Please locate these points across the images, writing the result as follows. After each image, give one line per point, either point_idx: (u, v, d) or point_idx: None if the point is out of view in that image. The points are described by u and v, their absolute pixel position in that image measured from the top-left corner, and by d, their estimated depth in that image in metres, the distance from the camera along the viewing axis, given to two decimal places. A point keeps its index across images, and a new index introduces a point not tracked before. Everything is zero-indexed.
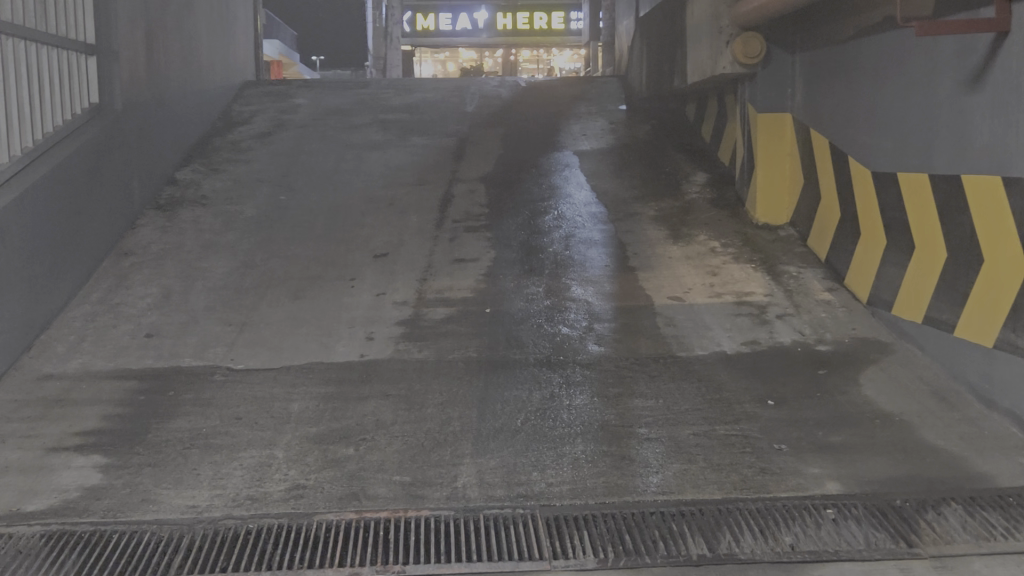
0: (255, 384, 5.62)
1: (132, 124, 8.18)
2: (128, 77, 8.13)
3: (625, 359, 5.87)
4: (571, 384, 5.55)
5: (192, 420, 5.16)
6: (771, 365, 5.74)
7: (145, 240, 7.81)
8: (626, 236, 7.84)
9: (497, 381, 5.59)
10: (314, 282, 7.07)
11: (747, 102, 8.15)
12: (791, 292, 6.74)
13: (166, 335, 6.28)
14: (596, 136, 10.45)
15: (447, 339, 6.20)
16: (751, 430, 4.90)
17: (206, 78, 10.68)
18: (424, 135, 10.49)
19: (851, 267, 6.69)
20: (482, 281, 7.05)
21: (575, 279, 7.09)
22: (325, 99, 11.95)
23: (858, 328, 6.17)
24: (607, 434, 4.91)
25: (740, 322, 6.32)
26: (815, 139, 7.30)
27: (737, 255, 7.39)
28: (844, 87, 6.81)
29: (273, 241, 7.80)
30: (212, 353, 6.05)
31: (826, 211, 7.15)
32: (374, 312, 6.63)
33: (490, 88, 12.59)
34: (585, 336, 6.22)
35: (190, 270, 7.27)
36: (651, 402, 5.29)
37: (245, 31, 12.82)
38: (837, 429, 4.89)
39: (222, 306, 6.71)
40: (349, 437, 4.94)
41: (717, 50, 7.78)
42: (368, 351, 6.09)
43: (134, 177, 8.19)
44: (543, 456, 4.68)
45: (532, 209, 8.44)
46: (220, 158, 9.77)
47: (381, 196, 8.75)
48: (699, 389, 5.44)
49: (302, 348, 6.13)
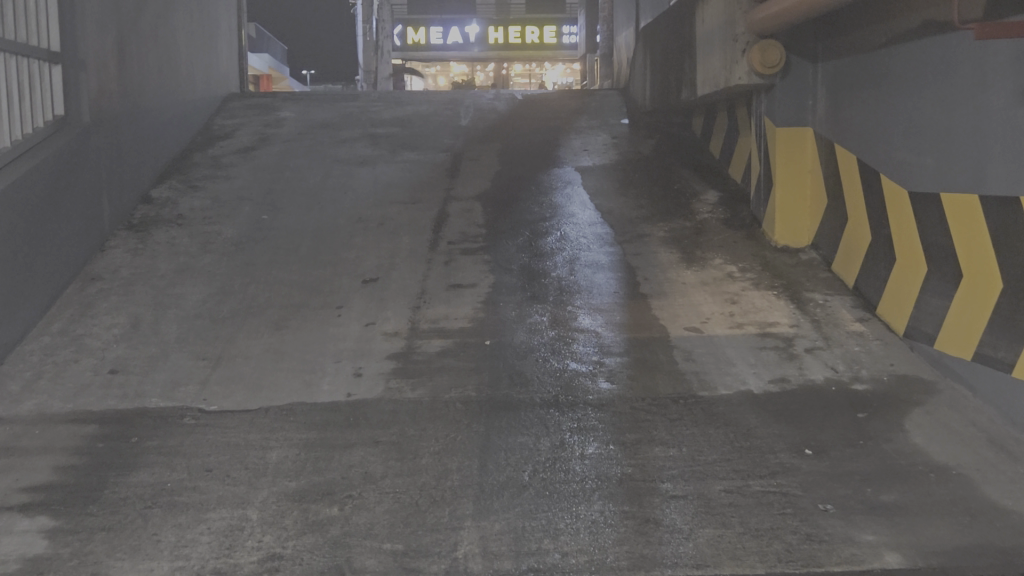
0: (229, 429, 5.02)
1: (101, 137, 7.58)
2: (97, 88, 7.55)
3: (641, 400, 5.28)
4: (583, 429, 4.96)
5: (156, 473, 4.55)
6: (804, 407, 5.16)
7: (114, 263, 7.19)
8: (635, 260, 7.26)
9: (499, 425, 5.00)
10: (297, 311, 6.48)
11: (764, 116, 7.59)
12: (819, 323, 6.17)
13: (132, 372, 5.67)
14: (598, 151, 9.90)
15: (443, 375, 5.61)
16: (791, 487, 4.33)
17: (186, 89, 10.09)
18: (416, 150, 9.93)
19: (884, 295, 6.13)
20: (481, 310, 6.47)
21: (583, 307, 6.51)
22: (311, 112, 11.38)
23: (896, 363, 5.61)
24: (627, 491, 4.33)
25: (766, 357, 5.75)
26: (840, 156, 6.76)
27: (757, 281, 6.82)
28: (875, 99, 6.28)
29: (253, 264, 7.20)
30: (182, 393, 5.44)
31: (853, 234, 6.60)
32: (363, 344, 6.04)
33: (485, 101, 12.03)
34: (596, 372, 5.63)
35: (161, 296, 6.66)
36: (674, 452, 4.70)
37: (228, 41, 12.23)
38: (888, 485, 4.33)
39: (195, 337, 6.10)
40: (334, 494, 4.35)
41: (731, 59, 7.23)
42: (355, 389, 5.48)
43: (103, 196, 7.60)
44: (555, 519, 4.09)
45: (532, 229, 7.87)
46: (200, 174, 9.17)
47: (372, 215, 8.17)
48: (726, 435, 4.86)
49: (283, 386, 5.53)
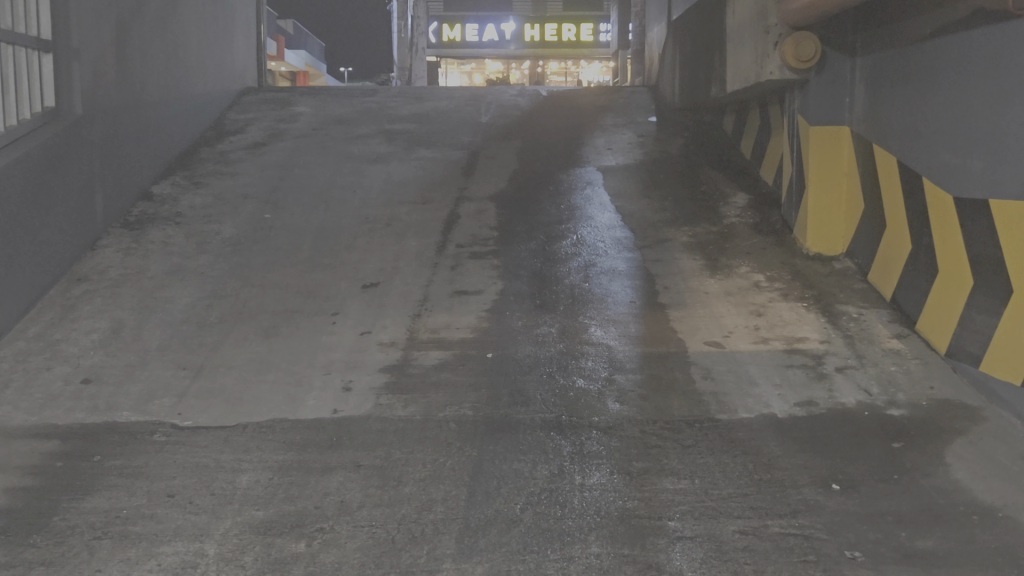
0: (200, 447, 4.62)
1: (96, 131, 7.23)
2: (93, 79, 7.19)
3: (652, 423, 4.81)
4: (586, 456, 4.49)
5: (113, 498, 4.15)
6: (832, 435, 4.65)
7: (104, 264, 6.84)
8: (655, 267, 6.77)
9: (493, 449, 4.55)
10: (289, 317, 6.06)
11: (798, 113, 7.06)
12: (852, 339, 5.65)
13: (105, 382, 5.29)
14: (622, 150, 9.42)
15: (438, 392, 5.16)
16: (814, 529, 3.83)
17: (196, 82, 9.75)
18: (431, 148, 9.50)
19: (925, 310, 5.60)
20: (486, 319, 6.02)
21: (596, 318, 6.04)
22: (328, 107, 11.00)
23: (936, 387, 5.08)
24: (628, 530, 3.85)
25: (793, 377, 5.25)
26: (879, 158, 6.23)
27: (786, 292, 6.31)
28: (918, 96, 5.75)
29: (249, 266, 6.81)
30: (156, 406, 5.04)
31: (892, 242, 6.08)
32: (356, 355, 5.61)
33: (508, 97, 11.57)
34: (604, 391, 5.16)
35: (148, 300, 6.28)
36: (684, 485, 4.22)
37: (245, 34, 11.89)
38: (926, 529, 3.81)
39: (178, 345, 5.71)
40: (302, 526, 3.92)
41: (763, 53, 6.74)
42: (342, 406, 5.05)
43: (97, 193, 7.25)
44: (546, 562, 3.64)
45: (547, 232, 7.40)
46: (205, 171, 8.81)
47: (379, 215, 7.75)
48: (744, 466, 4.38)
49: (265, 401, 5.11)
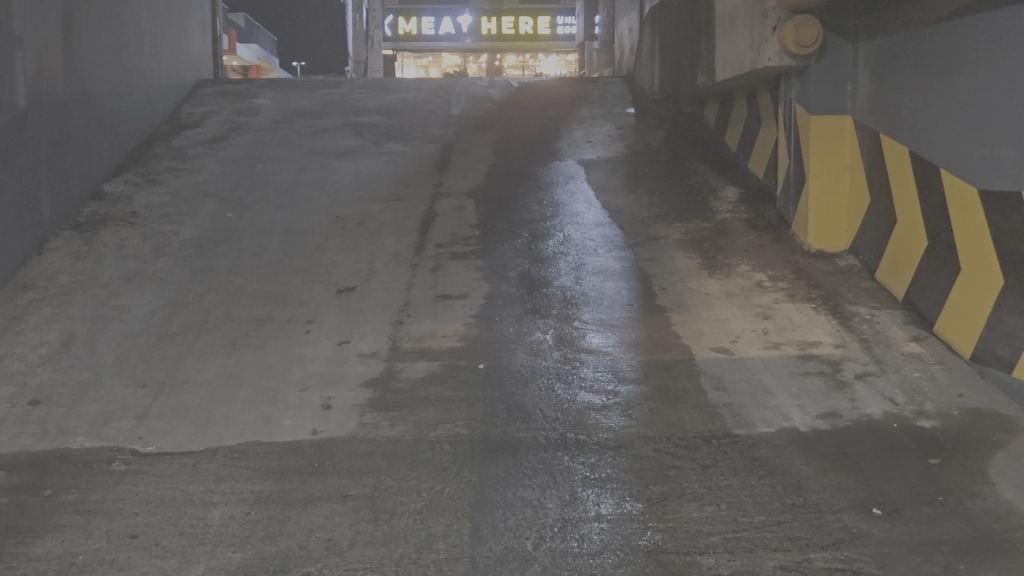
0: (166, 478, 4.12)
1: (42, 123, 6.65)
2: (37, 68, 6.60)
3: (666, 441, 4.39)
4: (598, 481, 4.05)
5: (67, 541, 3.64)
6: (863, 450, 4.27)
7: (52, 269, 6.27)
8: (649, 266, 6.36)
9: (494, 474, 4.11)
10: (259, 327, 5.56)
11: (795, 102, 6.68)
12: (868, 343, 5.29)
13: (56, 403, 4.75)
14: (602, 142, 9.00)
15: (427, 409, 4.70)
16: (864, 563, 3.44)
17: (149, 73, 9.16)
18: (401, 142, 9.01)
19: (946, 311, 5.25)
20: (473, 325, 5.57)
21: (591, 323, 5.61)
22: (289, 99, 10.46)
23: (966, 394, 4.73)
24: (658, 568, 3.43)
25: (811, 386, 4.86)
26: (887, 148, 5.88)
27: (792, 292, 5.94)
28: (934, 83, 5.39)
29: (213, 270, 6.28)
30: (114, 430, 4.52)
31: (904, 239, 5.72)
32: (334, 368, 5.13)
33: (478, 89, 11.11)
34: (610, 404, 4.73)
35: (102, 309, 5.74)
36: (710, 512, 3.81)
37: (200, 23, 11.29)
38: (986, 561, 3.43)
39: (136, 360, 5.19)
40: (286, 572, 3.44)
41: (761, 38, 6.35)
42: (323, 426, 4.57)
43: (43, 192, 6.67)
44: None
45: (531, 230, 6.96)
46: (160, 167, 8.24)
47: (351, 213, 7.26)
48: (772, 489, 3.97)
49: (236, 422, 4.61)
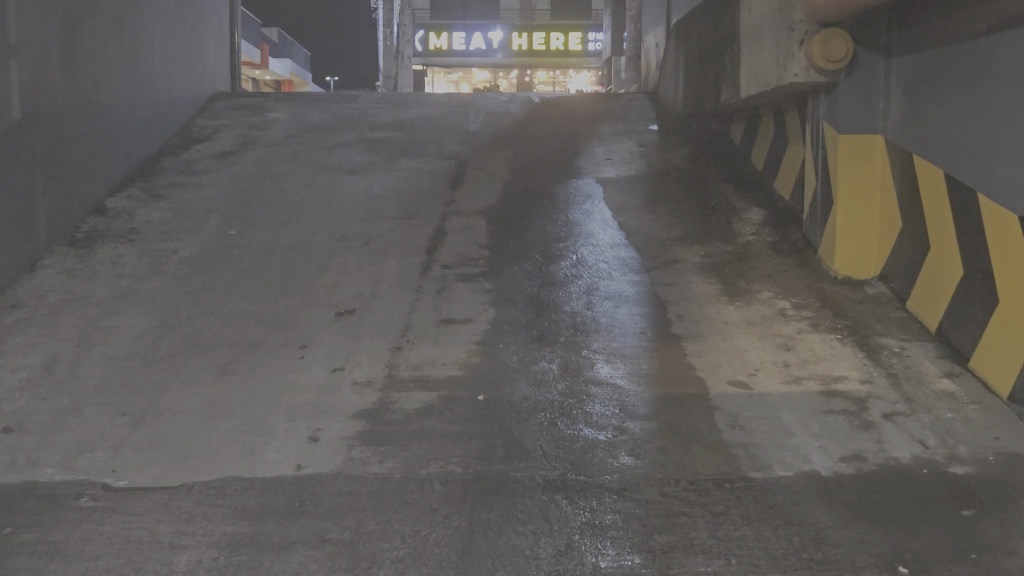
0: (133, 517, 3.84)
1: (38, 136, 6.44)
2: (34, 79, 6.40)
3: (675, 484, 4.05)
4: (598, 529, 3.72)
5: None
6: (890, 499, 3.91)
7: (43, 288, 6.05)
8: (665, 291, 6.03)
9: (487, 519, 3.79)
10: (251, 351, 5.29)
11: (823, 120, 6.34)
12: (897, 378, 4.93)
13: (29, 432, 4.50)
14: (622, 160, 8.69)
15: (420, 444, 4.40)
16: None
17: (159, 86, 8.98)
18: (415, 158, 8.75)
19: (983, 346, 4.88)
20: (476, 353, 5.26)
21: (601, 352, 5.29)
22: (304, 113, 10.24)
23: (1003, 438, 4.36)
24: None
25: (835, 425, 4.51)
26: (920, 170, 5.52)
27: (817, 322, 5.58)
28: (971, 102, 5.04)
29: (208, 290, 6.03)
30: (86, 463, 4.26)
31: (937, 267, 5.35)
32: (326, 397, 4.84)
33: (498, 104, 10.84)
34: (616, 442, 4.40)
35: (90, 330, 5.50)
36: (719, 567, 3.46)
37: (218, 36, 11.13)
38: None
39: (119, 386, 4.93)
40: None
41: (787, 53, 6.02)
42: (307, 460, 4.28)
43: (38, 207, 6.45)
44: None
45: (543, 251, 6.66)
46: (166, 182, 8.03)
47: (357, 232, 6.99)
48: (789, 542, 3.62)
49: (216, 455, 4.33)
